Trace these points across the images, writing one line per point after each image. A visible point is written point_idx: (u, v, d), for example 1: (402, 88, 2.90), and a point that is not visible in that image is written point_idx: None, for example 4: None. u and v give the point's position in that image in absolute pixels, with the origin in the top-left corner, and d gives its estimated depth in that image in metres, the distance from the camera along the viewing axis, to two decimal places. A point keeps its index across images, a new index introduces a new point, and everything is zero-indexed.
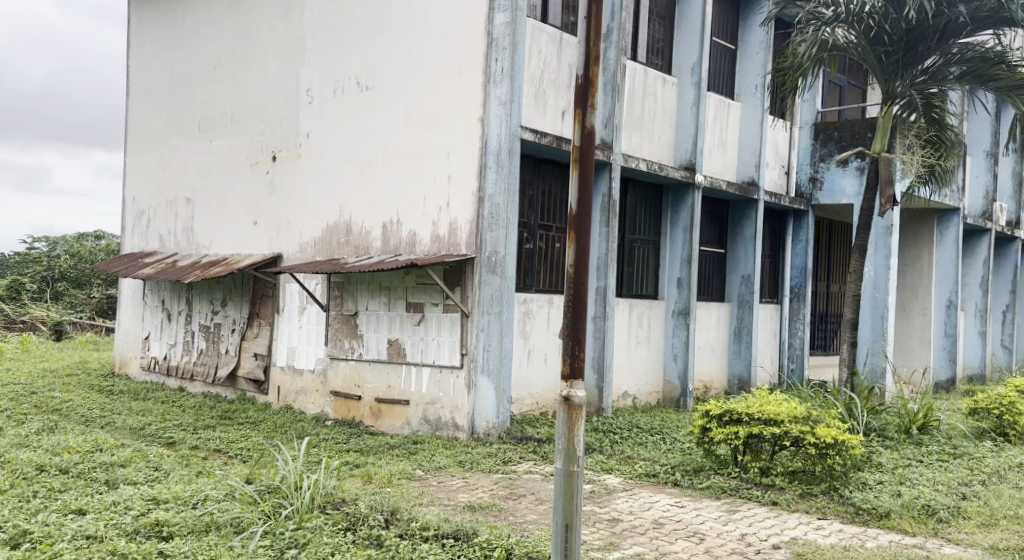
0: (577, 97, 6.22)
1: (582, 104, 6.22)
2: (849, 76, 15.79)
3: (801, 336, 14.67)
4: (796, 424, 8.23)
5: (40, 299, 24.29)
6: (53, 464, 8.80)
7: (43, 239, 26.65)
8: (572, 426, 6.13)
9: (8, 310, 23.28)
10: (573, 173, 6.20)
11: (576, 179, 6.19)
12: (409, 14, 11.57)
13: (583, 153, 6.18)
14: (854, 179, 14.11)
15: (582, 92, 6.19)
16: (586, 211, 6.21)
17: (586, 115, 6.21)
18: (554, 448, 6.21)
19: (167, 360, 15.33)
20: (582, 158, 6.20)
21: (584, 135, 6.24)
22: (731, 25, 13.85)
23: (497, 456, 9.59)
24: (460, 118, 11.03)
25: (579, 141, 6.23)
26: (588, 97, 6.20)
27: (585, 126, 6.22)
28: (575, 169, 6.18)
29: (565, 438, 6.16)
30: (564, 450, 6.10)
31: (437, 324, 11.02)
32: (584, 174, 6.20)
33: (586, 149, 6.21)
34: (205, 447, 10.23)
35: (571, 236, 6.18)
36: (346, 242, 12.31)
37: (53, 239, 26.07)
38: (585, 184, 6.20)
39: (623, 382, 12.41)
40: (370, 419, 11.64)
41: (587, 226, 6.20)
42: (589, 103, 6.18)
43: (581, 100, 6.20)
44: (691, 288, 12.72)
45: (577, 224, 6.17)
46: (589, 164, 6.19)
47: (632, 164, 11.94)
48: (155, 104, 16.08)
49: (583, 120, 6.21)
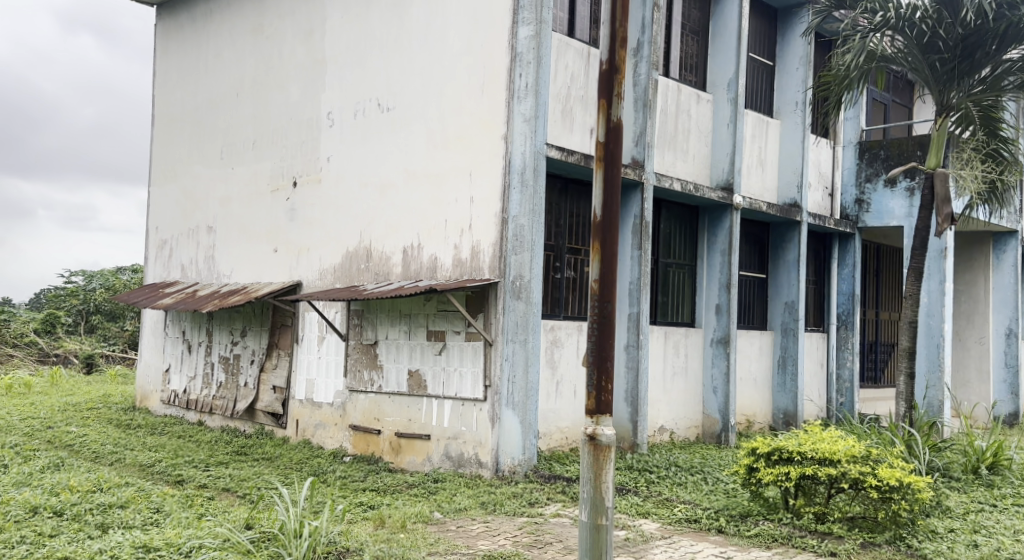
0: (602, 85, 6.01)
1: (607, 94, 6.01)
2: (893, 93, 15.05)
3: (850, 367, 13.80)
4: (854, 464, 7.45)
5: (75, 332, 24.07)
6: (47, 506, 8.26)
7: (81, 273, 26.39)
8: (599, 465, 5.95)
9: (43, 344, 23.08)
10: (597, 171, 6.01)
11: (600, 179, 6.01)
12: (430, 32, 11.05)
13: (608, 150, 5.99)
14: (904, 200, 13.36)
15: (607, 80, 5.99)
16: (613, 219, 5.97)
17: (611, 105, 5.99)
18: (579, 488, 6.02)
19: (186, 394, 14.79)
20: (606, 154, 6.01)
21: (609, 129, 6.01)
22: (769, 39, 13.23)
23: (522, 497, 8.87)
24: (483, 136, 10.44)
25: (604, 135, 6.02)
26: (613, 86, 6.00)
27: (611, 118, 5.99)
28: (600, 167, 6.01)
29: (592, 479, 5.97)
30: (589, 496, 5.94)
31: (459, 353, 10.38)
32: (609, 174, 5.99)
33: (611, 144, 6.00)
34: (213, 486, 9.65)
35: (596, 247, 5.95)
36: (366, 268, 11.74)
37: (90, 273, 25.67)
38: (611, 187, 5.98)
39: (659, 416, 11.67)
40: (390, 456, 10.99)
41: (612, 234, 5.95)
42: (615, 92, 5.98)
43: (606, 89, 5.99)
44: (730, 314, 11.98)
45: (602, 230, 5.95)
46: (615, 162, 6.00)
47: (666, 184, 11.26)
48: (179, 131, 15.68)
49: (609, 112, 6.00)
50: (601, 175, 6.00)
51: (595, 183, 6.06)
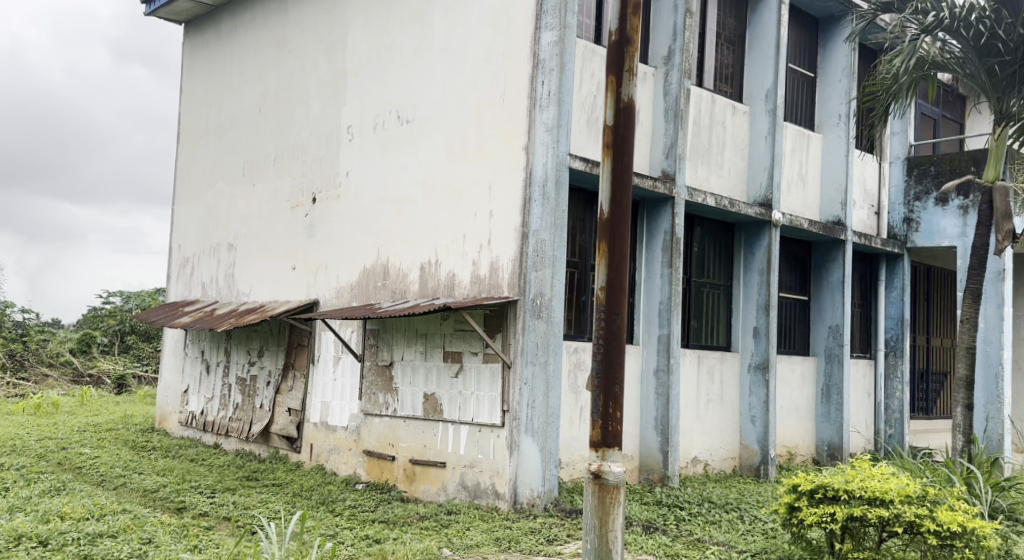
0: (612, 60, 5.90)
1: (617, 70, 5.90)
2: (943, 107, 14.32)
3: (899, 397, 12.97)
4: (909, 506, 6.67)
5: (110, 352, 23.65)
6: (31, 534, 7.75)
7: (119, 294, 26.07)
8: (605, 508, 5.84)
9: (77, 364, 22.57)
10: (606, 159, 5.91)
11: (609, 168, 5.91)
12: (452, 41, 10.51)
13: (617, 135, 5.88)
14: (956, 219, 12.55)
15: (618, 53, 5.89)
16: (620, 214, 5.88)
17: (621, 82, 5.89)
18: (584, 536, 5.92)
19: (204, 415, 14.27)
20: (614, 140, 5.90)
21: (619, 111, 5.90)
22: (810, 49, 12.57)
23: (540, 533, 8.20)
24: (505, 147, 9.85)
25: (613, 118, 5.90)
26: (624, 61, 5.90)
27: (620, 98, 5.89)
28: (608, 155, 5.91)
29: (597, 526, 5.87)
30: (594, 545, 5.82)
31: (476, 376, 9.76)
32: (619, 162, 5.89)
33: (620, 129, 5.89)
34: (213, 515, 9.12)
35: (604, 247, 5.85)
36: (382, 286, 11.16)
37: (128, 293, 25.31)
38: (620, 178, 5.89)
39: (693, 447, 10.92)
40: (404, 484, 10.37)
41: (618, 234, 5.85)
42: (625, 68, 5.88)
43: (616, 65, 5.89)
44: (769, 338, 11.25)
45: (609, 228, 5.88)
46: (624, 149, 5.90)
47: (698, 199, 10.58)
48: (203, 147, 15.28)
49: (618, 90, 5.89)
50: (610, 163, 5.90)
51: (603, 175, 5.96)
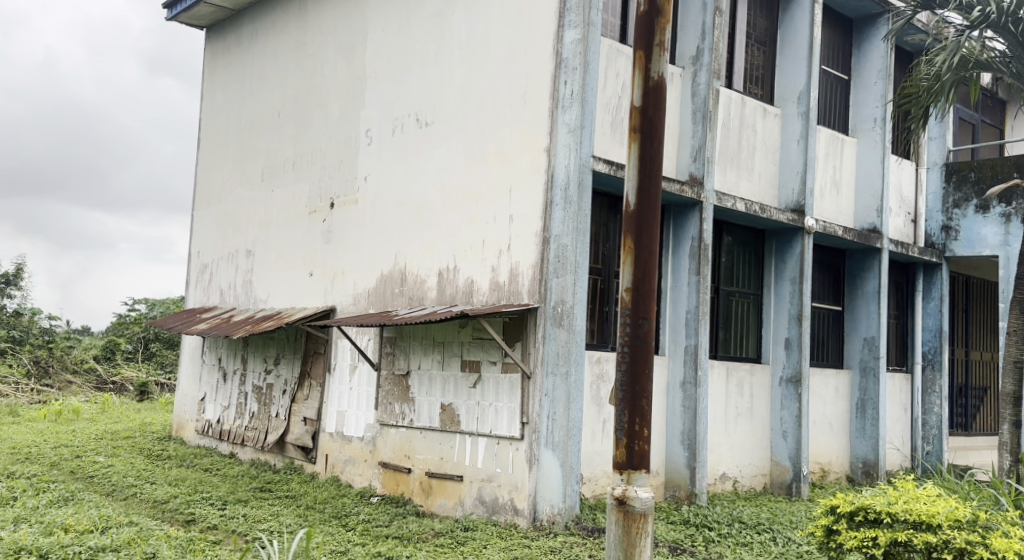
0: (641, 34, 5.56)
1: (646, 44, 5.55)
2: (982, 113, 13.85)
3: (936, 412, 12.49)
4: (958, 532, 6.24)
5: (134, 359, 23.47)
6: (33, 547, 7.42)
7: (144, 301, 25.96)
8: (631, 540, 5.47)
9: (101, 371, 22.39)
10: (633, 144, 5.53)
11: (636, 154, 5.53)
12: (473, 41, 10.18)
13: (646, 116, 5.51)
14: (998, 227, 12.06)
15: (647, 26, 5.54)
16: (648, 205, 5.50)
17: (650, 57, 5.53)
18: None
19: (220, 424, 13.99)
20: (643, 122, 5.52)
21: (648, 89, 5.53)
22: (844, 52, 12.15)
23: (561, 552, 7.81)
24: (526, 150, 9.49)
25: (641, 98, 5.54)
26: (653, 35, 5.55)
27: (650, 75, 5.52)
28: (636, 139, 5.53)
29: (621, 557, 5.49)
30: None
31: (495, 386, 9.40)
32: (647, 147, 5.51)
33: (649, 109, 5.52)
34: (221, 529, 8.81)
35: (630, 244, 5.48)
36: (400, 293, 10.83)
37: (153, 301, 25.16)
38: (648, 165, 5.51)
39: (721, 462, 10.48)
40: (420, 498, 10.01)
41: (646, 226, 5.48)
42: (655, 41, 5.53)
43: (646, 39, 5.54)
44: (802, 350, 10.81)
45: (636, 222, 5.50)
46: (654, 132, 5.52)
47: (728, 204, 10.18)
48: (223, 152, 15.03)
49: (647, 66, 5.53)
50: (637, 149, 5.52)
51: (631, 163, 5.58)
